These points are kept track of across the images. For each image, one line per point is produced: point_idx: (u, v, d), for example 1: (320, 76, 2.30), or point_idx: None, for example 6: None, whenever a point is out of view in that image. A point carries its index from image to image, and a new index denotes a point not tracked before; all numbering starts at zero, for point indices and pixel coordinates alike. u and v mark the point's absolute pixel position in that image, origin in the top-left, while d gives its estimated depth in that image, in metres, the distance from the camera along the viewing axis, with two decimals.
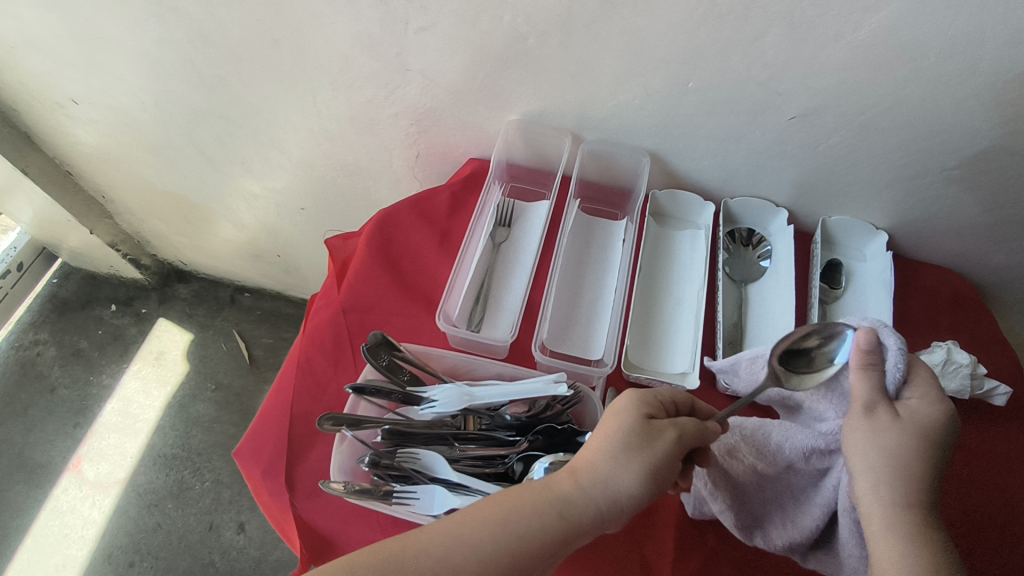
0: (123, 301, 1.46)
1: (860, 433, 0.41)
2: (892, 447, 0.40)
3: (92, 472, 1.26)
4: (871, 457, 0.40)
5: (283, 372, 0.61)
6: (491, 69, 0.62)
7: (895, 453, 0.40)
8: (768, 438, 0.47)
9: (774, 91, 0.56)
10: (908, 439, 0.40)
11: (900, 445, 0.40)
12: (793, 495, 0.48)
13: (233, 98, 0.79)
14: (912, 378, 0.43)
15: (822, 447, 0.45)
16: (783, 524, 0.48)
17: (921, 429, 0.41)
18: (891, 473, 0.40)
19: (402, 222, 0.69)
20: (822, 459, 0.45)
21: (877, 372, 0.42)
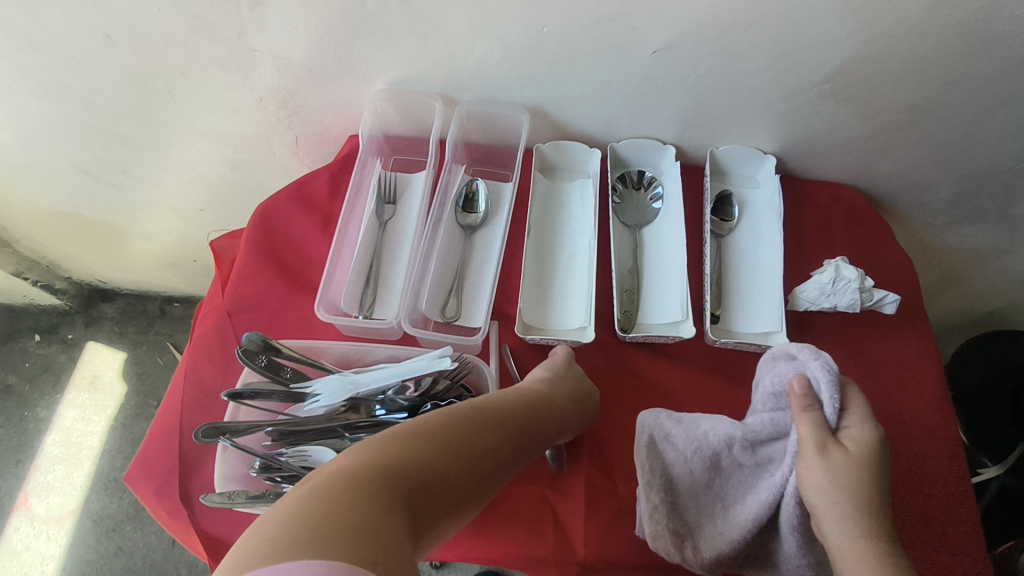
0: (46, 329, 1.40)
1: (831, 478, 0.41)
2: (854, 484, 0.41)
3: (42, 508, 1.23)
4: (846, 502, 0.41)
5: (173, 386, 0.58)
6: (340, 38, 0.59)
7: (853, 488, 0.41)
8: (699, 429, 0.50)
9: (629, 26, 0.54)
10: (861, 471, 0.42)
11: (854, 478, 0.42)
12: (721, 501, 0.48)
13: (88, 105, 0.74)
14: (847, 407, 0.44)
15: (744, 439, 0.47)
16: (711, 536, 0.47)
17: (866, 457, 0.43)
18: (858, 508, 0.41)
19: (283, 213, 0.67)
20: (747, 452, 0.48)
21: (817, 411, 0.44)
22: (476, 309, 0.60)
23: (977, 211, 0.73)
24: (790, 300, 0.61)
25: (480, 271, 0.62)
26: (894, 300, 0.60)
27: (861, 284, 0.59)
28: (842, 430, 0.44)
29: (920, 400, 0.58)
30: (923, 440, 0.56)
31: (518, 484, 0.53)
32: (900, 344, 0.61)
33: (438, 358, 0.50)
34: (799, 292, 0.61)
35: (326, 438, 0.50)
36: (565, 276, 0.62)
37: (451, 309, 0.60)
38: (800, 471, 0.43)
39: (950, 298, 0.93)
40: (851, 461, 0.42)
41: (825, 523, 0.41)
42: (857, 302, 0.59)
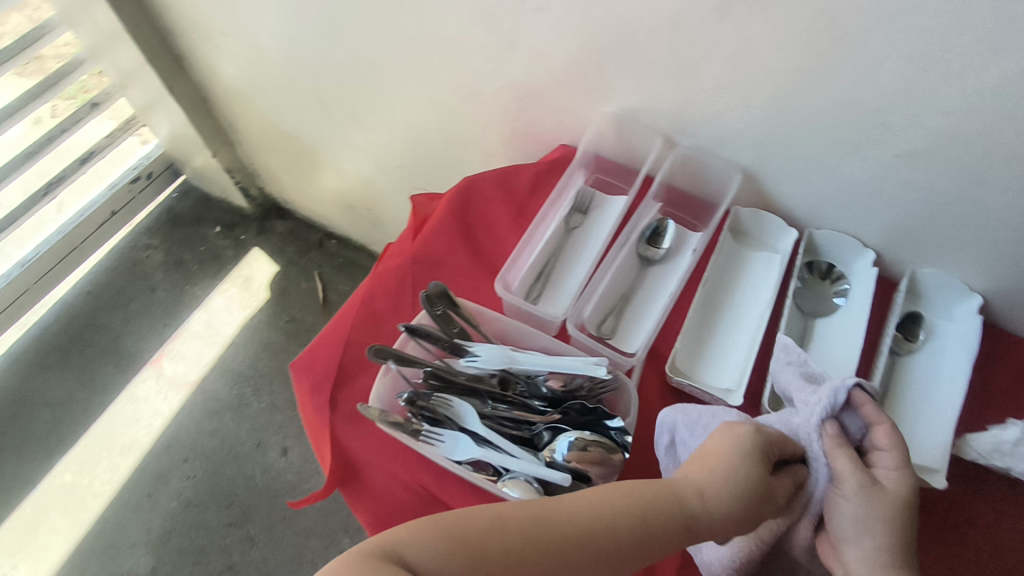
0: (227, 225, 1.59)
1: (850, 510, 0.42)
2: (882, 521, 0.42)
3: (170, 370, 1.40)
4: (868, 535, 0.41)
5: (347, 304, 0.65)
6: (595, 57, 0.64)
7: (887, 527, 0.42)
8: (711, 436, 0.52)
9: (880, 122, 0.54)
10: (897, 509, 0.42)
11: (889, 517, 0.42)
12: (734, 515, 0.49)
13: (356, 52, 0.85)
14: (878, 436, 0.44)
15: None
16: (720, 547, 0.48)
17: (904, 498, 0.43)
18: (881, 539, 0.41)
19: (484, 191, 0.72)
20: None
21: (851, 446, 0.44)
22: (630, 335, 0.62)
23: None
24: (958, 445, 0.57)
25: (644, 304, 0.64)
26: None
27: None
28: (879, 466, 0.44)
29: None
30: None
31: None
32: None
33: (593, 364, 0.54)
34: (971, 440, 0.57)
35: (470, 396, 0.54)
36: (727, 336, 0.62)
37: (609, 327, 0.62)
38: (835, 496, 0.43)
39: None
40: (888, 500, 0.42)
41: (850, 552, 0.42)
42: None
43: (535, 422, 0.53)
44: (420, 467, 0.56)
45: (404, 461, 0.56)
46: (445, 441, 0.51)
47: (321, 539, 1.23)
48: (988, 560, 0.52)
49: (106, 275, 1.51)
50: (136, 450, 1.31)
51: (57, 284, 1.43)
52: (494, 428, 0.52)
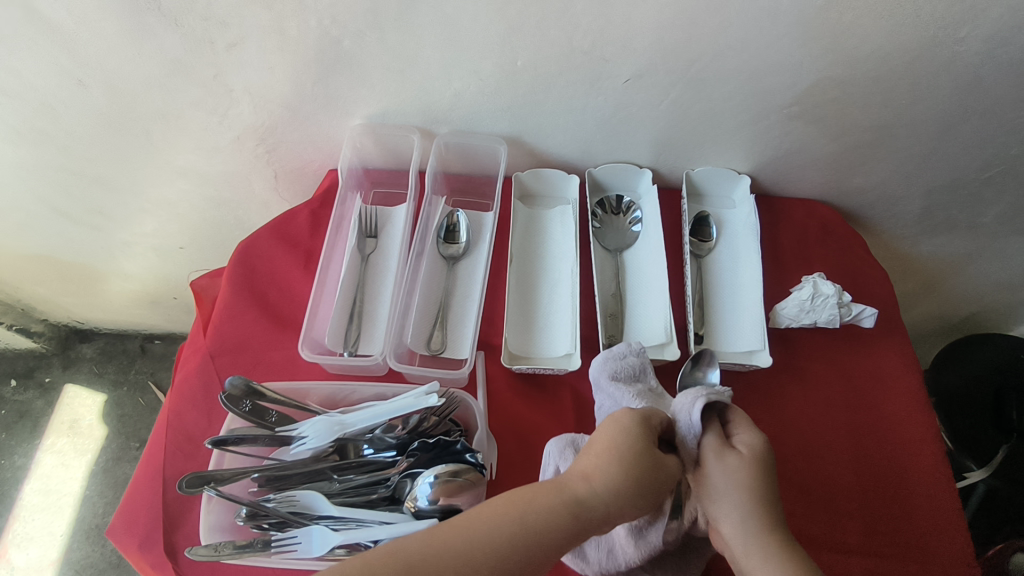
0: (23, 374, 1.36)
1: (721, 481, 0.41)
2: (745, 489, 0.41)
3: (21, 560, 1.19)
4: (735, 509, 0.40)
5: (155, 433, 0.57)
6: (316, 77, 0.59)
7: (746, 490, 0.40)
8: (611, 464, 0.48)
9: (601, 57, 0.55)
10: (751, 470, 0.41)
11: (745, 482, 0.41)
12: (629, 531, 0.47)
13: (63, 149, 0.73)
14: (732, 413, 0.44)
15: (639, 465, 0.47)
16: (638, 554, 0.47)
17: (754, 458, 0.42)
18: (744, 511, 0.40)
19: (264, 251, 0.66)
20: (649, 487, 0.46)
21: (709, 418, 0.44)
22: (461, 339, 0.60)
23: (948, 220, 0.74)
24: (772, 318, 0.62)
25: (463, 302, 0.63)
26: (871, 313, 0.61)
27: (839, 299, 0.60)
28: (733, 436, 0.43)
29: (908, 424, 0.59)
30: (901, 452, 0.58)
31: None
32: (882, 357, 0.62)
33: (424, 395, 0.50)
34: (780, 309, 0.62)
35: (314, 480, 0.49)
36: (550, 302, 0.62)
37: (437, 341, 0.60)
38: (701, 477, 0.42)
39: (928, 304, 0.95)
40: (742, 464, 0.41)
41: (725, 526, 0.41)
42: (836, 317, 0.60)
43: (390, 476, 0.49)
44: None
45: None
46: (301, 542, 0.46)
47: None
48: (825, 416, 0.58)
49: None
50: None
51: None
52: (349, 503, 0.48)
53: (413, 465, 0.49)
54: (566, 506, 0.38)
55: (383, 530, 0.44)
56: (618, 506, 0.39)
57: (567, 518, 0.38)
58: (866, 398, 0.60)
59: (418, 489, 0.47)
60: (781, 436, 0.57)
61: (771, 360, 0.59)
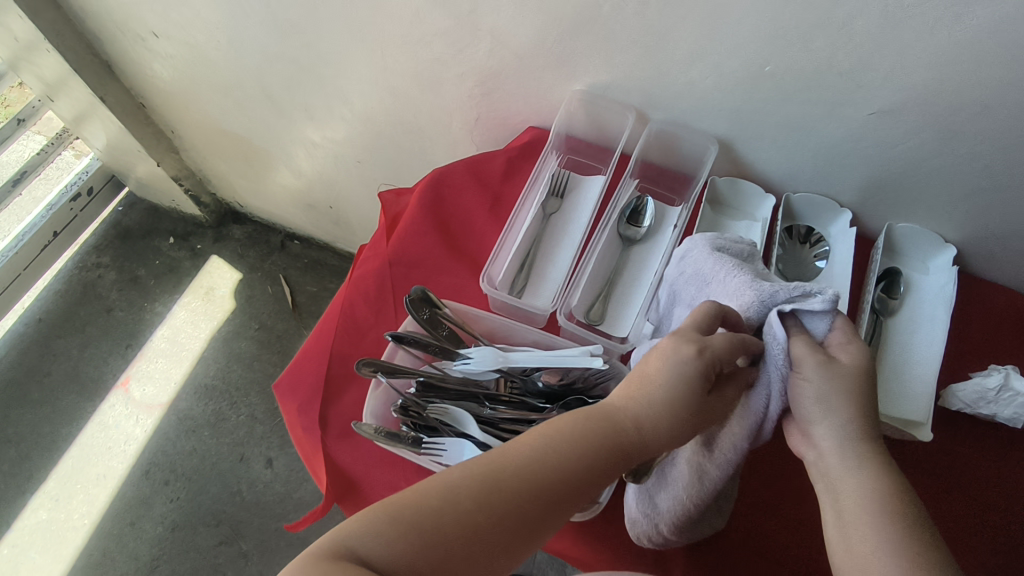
0: (181, 235, 1.52)
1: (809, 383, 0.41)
2: (843, 395, 0.41)
3: (139, 393, 1.34)
4: (826, 411, 0.41)
5: (327, 314, 0.63)
6: (561, 35, 0.61)
7: (846, 396, 0.41)
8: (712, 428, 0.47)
9: (857, 83, 0.53)
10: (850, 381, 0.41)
11: (848, 389, 0.41)
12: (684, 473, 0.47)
13: (304, 47, 0.80)
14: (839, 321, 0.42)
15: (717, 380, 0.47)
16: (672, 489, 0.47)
17: (858, 372, 0.41)
18: (854, 453, 0.41)
19: (455, 183, 0.69)
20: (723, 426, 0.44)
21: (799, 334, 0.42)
22: (618, 317, 0.61)
23: None
24: (944, 396, 0.59)
25: (629, 283, 0.63)
26: None
27: None
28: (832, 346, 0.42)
29: None
30: None
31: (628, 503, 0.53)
32: None
33: (588, 355, 0.52)
34: (955, 390, 0.58)
35: (466, 401, 0.53)
36: None
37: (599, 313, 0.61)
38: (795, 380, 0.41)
39: None
40: (850, 372, 0.41)
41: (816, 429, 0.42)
42: (1021, 417, 0.57)
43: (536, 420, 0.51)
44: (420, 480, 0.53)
45: (404, 475, 0.54)
46: (448, 449, 0.49)
47: None
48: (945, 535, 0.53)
49: (55, 300, 1.43)
50: (112, 479, 1.26)
51: (4, 314, 1.36)
52: (495, 430, 0.51)
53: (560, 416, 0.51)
54: (595, 441, 0.41)
55: None
56: (656, 437, 0.41)
57: (597, 444, 0.41)
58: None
59: None
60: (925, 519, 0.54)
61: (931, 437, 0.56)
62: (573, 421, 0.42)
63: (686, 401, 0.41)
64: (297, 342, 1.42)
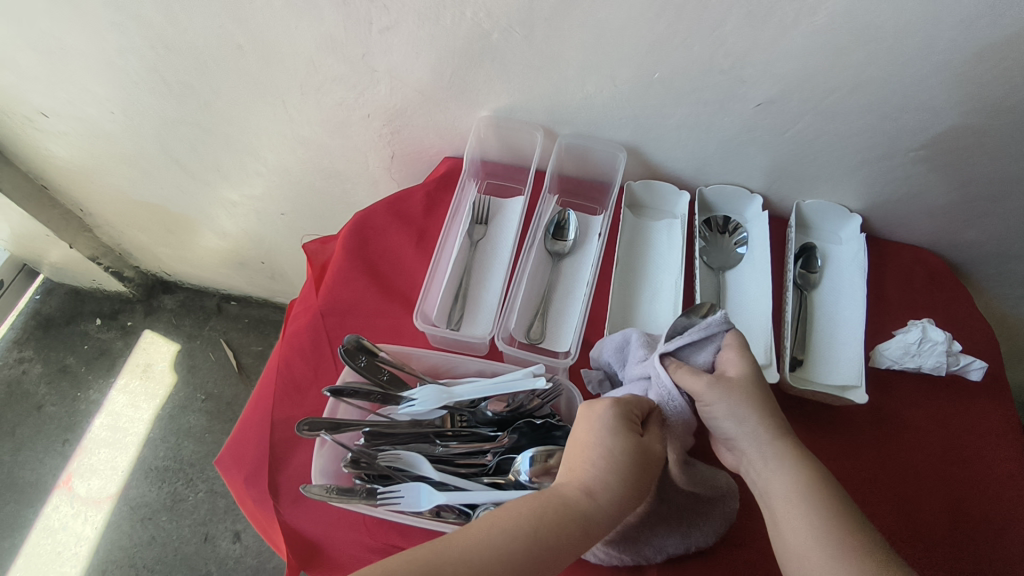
0: (108, 315, 1.45)
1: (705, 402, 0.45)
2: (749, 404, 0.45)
3: (84, 489, 1.26)
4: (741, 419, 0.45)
5: (264, 377, 0.61)
6: (456, 67, 0.62)
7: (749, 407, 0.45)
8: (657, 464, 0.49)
9: (740, 78, 0.56)
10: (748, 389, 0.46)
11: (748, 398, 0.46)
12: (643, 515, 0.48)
13: (203, 108, 0.78)
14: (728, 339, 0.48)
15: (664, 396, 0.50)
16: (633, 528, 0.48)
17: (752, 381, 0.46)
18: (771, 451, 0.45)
19: (378, 224, 0.69)
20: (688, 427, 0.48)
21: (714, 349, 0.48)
22: (556, 332, 0.62)
23: None
24: (873, 357, 0.62)
25: (563, 297, 0.64)
26: (980, 366, 0.61)
27: (948, 347, 0.60)
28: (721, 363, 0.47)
29: None
30: (989, 500, 0.55)
31: None
32: (980, 412, 0.60)
33: (532, 375, 0.52)
34: (882, 349, 0.62)
35: (417, 443, 0.52)
36: (649, 311, 0.64)
37: (538, 331, 0.62)
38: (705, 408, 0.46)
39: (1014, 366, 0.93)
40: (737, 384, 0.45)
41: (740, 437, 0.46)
42: (943, 364, 0.60)
43: (490, 450, 0.52)
44: (383, 530, 0.52)
45: (366, 529, 0.52)
46: (405, 496, 0.49)
47: None
48: (923, 519, 0.53)
49: None
50: None
51: None
52: (449, 467, 0.51)
53: (513, 442, 0.51)
54: (554, 518, 0.40)
55: (483, 493, 0.47)
56: (606, 498, 0.41)
57: (558, 523, 0.40)
58: (961, 449, 0.58)
59: (519, 461, 0.49)
60: (876, 476, 0.55)
61: (865, 398, 0.58)
62: (523, 500, 0.42)
63: (619, 455, 0.42)
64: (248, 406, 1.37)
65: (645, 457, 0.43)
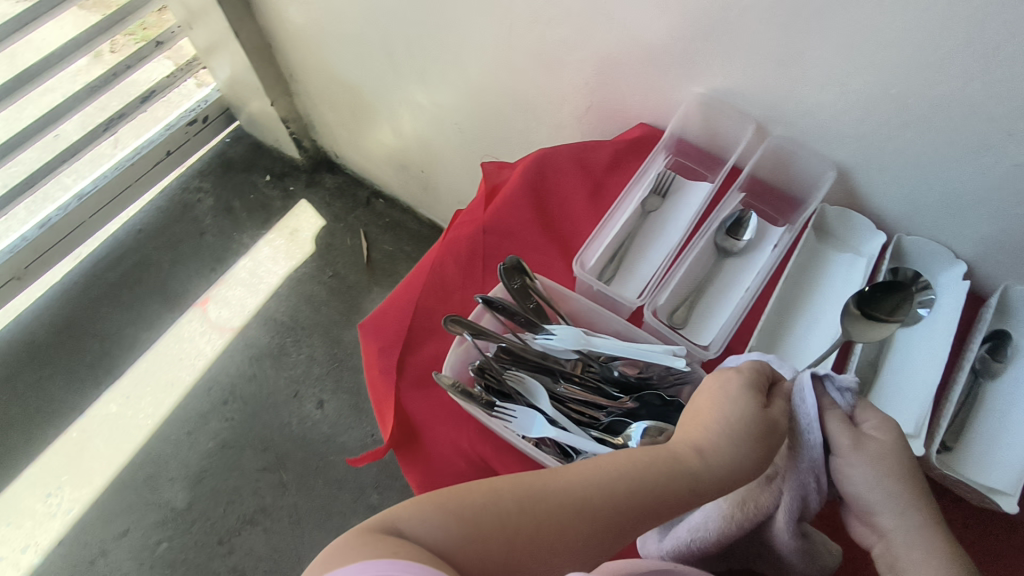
0: (277, 175, 1.60)
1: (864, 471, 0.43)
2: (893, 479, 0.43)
3: (215, 314, 1.43)
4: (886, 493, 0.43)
5: (417, 268, 0.65)
6: (695, 34, 0.60)
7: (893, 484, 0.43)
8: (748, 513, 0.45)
9: (1003, 128, 0.51)
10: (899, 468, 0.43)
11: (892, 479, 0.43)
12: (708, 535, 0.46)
13: (435, 9, 0.82)
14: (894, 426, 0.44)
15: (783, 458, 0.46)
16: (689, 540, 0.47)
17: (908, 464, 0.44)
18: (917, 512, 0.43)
19: (560, 165, 0.70)
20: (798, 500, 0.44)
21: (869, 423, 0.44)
22: (700, 325, 0.61)
23: None
24: None
25: (717, 294, 0.63)
26: None
27: None
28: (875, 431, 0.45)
29: None
30: None
31: None
32: None
33: (671, 354, 0.52)
34: None
35: (542, 374, 0.54)
36: (802, 338, 0.61)
37: (682, 317, 0.61)
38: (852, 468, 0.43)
39: None
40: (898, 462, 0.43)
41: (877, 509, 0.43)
42: None
43: (607, 408, 0.52)
44: (483, 440, 0.55)
45: (468, 432, 0.56)
46: (518, 418, 0.51)
47: (351, 492, 1.25)
48: None
49: (157, 214, 1.53)
50: (178, 388, 1.34)
51: (112, 218, 1.47)
52: (565, 407, 0.52)
53: (631, 408, 0.52)
54: (659, 464, 0.43)
55: (589, 443, 0.49)
56: (716, 460, 0.43)
57: (661, 470, 0.43)
58: None
59: (632, 428, 0.50)
60: None
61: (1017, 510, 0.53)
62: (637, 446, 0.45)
63: (737, 420, 0.43)
64: (364, 296, 1.46)
65: (767, 425, 0.43)
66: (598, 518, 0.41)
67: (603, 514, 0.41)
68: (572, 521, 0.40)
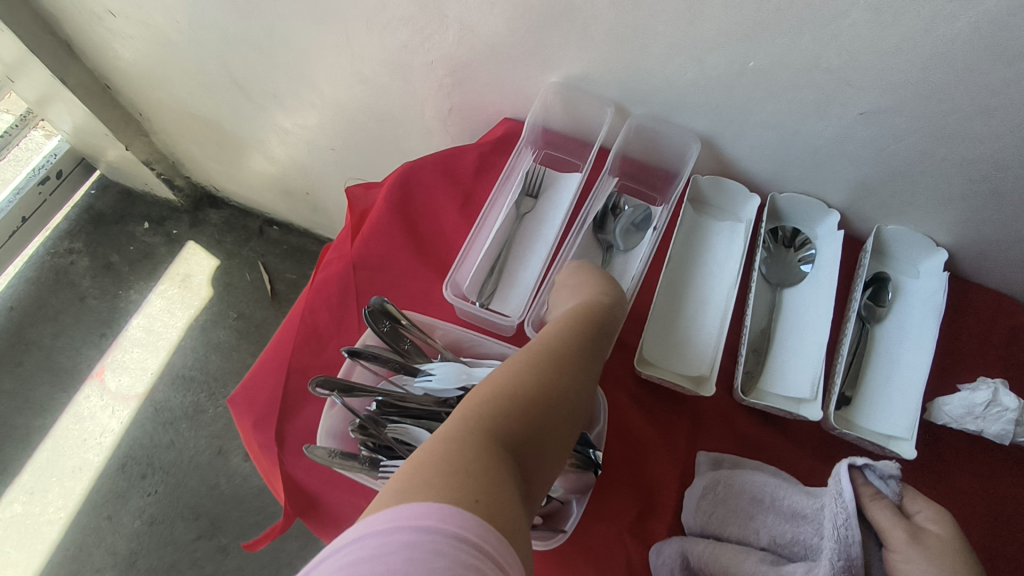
0: (155, 220, 1.48)
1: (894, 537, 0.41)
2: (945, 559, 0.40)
3: (114, 384, 1.32)
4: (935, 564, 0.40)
5: (287, 322, 0.59)
6: (534, 24, 0.57)
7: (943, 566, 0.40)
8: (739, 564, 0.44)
9: (846, 81, 0.50)
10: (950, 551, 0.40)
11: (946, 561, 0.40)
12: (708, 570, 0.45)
13: (266, 29, 0.75)
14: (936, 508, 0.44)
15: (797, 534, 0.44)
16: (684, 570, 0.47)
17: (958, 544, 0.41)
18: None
19: (425, 180, 0.65)
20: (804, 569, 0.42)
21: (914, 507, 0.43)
22: None
23: None
24: (929, 410, 0.57)
25: None
26: None
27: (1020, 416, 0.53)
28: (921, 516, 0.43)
29: None
30: None
31: (600, 523, 0.51)
32: None
33: None
34: (941, 404, 0.56)
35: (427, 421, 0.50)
36: (696, 319, 0.59)
37: None
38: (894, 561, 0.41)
39: None
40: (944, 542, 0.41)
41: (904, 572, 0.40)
42: (1009, 433, 0.54)
43: None
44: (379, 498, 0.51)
45: (363, 492, 0.52)
46: None
47: (297, 540, 1.19)
48: None
49: (26, 287, 1.39)
50: (87, 472, 1.23)
51: None
52: None
53: None
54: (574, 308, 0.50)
55: None
56: (609, 295, 0.53)
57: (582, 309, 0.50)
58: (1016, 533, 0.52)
59: None
60: None
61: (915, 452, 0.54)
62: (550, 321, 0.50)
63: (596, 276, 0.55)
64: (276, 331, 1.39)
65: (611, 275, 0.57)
66: (580, 354, 0.45)
67: (577, 344, 0.46)
68: (569, 356, 0.44)
